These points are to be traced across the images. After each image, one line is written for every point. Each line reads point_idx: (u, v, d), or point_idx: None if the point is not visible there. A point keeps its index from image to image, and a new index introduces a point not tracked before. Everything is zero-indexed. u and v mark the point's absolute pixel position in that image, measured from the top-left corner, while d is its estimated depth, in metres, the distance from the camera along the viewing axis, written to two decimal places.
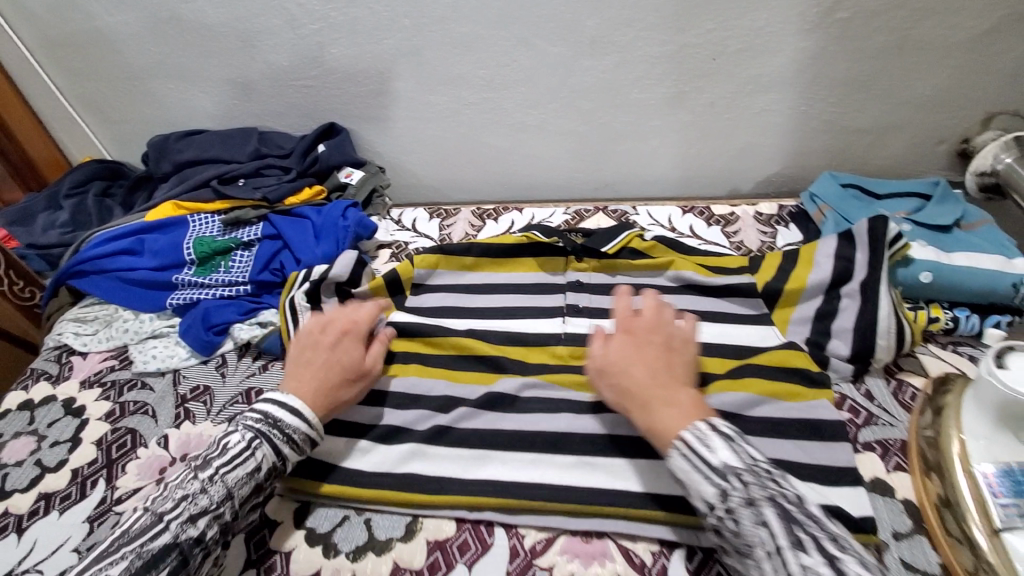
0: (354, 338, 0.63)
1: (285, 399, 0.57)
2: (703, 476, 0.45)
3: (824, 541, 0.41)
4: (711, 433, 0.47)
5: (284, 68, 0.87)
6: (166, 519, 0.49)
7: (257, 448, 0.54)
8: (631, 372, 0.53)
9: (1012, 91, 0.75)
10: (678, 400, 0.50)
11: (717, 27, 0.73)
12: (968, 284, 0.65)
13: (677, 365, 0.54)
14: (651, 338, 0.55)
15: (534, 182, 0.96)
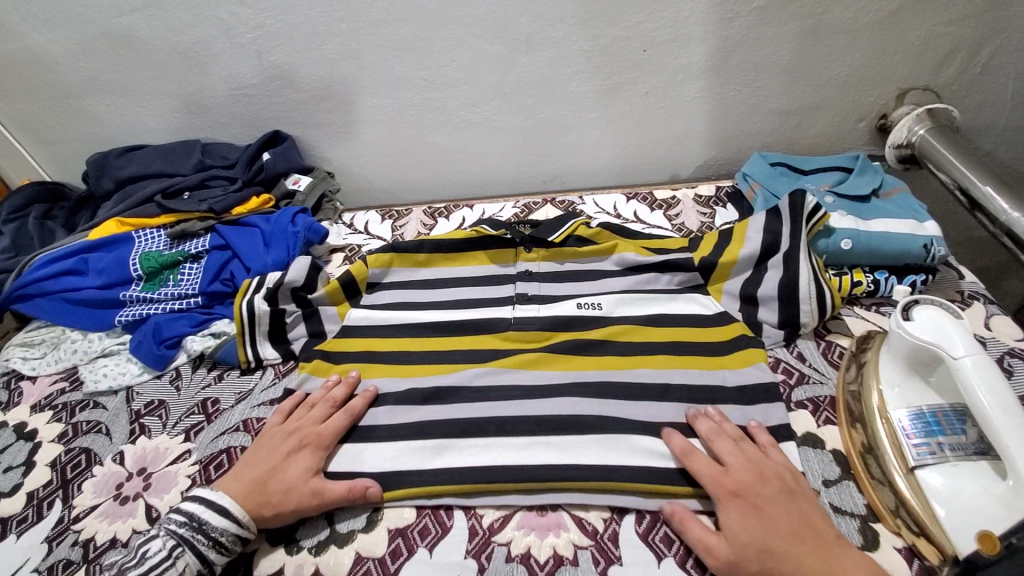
0: (313, 450, 0.58)
1: (214, 498, 0.54)
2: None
3: None
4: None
5: (223, 79, 0.87)
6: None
7: (177, 557, 0.50)
8: (767, 550, 0.46)
9: (916, 70, 0.83)
10: (845, 568, 0.44)
11: (643, 21, 0.77)
12: (884, 249, 0.66)
13: (815, 516, 0.48)
14: (755, 489, 0.50)
15: (482, 181, 0.97)
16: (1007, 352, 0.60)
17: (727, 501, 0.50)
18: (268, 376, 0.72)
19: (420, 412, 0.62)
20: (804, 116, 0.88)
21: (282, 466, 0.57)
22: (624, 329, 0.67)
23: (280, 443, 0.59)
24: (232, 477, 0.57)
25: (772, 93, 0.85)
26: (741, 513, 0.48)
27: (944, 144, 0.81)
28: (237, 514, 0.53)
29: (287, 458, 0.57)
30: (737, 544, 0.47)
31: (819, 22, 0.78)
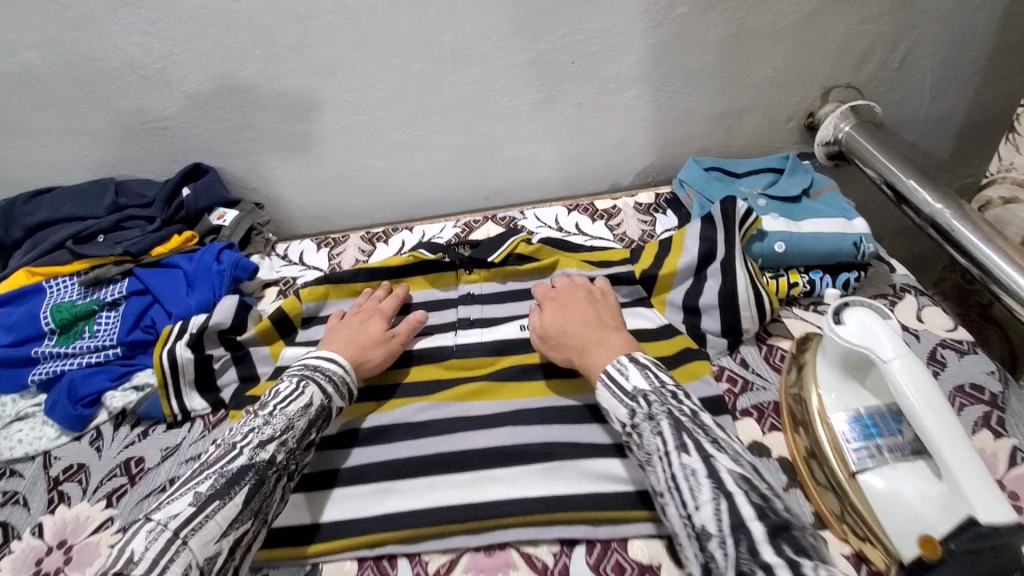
0: (380, 318, 0.67)
1: (320, 353, 0.61)
2: (619, 401, 0.51)
3: (705, 442, 0.46)
4: (628, 364, 0.52)
5: (133, 112, 0.81)
6: (239, 445, 0.51)
7: (306, 386, 0.56)
8: (558, 328, 0.60)
9: (837, 68, 0.85)
10: (607, 341, 0.57)
11: (568, 33, 0.77)
12: (818, 249, 0.66)
13: (606, 314, 0.61)
14: (570, 297, 0.64)
15: (421, 201, 0.95)
16: (939, 343, 0.61)
17: (551, 304, 0.64)
18: (196, 429, 0.67)
19: (361, 453, 0.59)
20: (735, 119, 0.89)
21: (361, 329, 0.65)
22: None
23: (353, 317, 0.67)
24: (328, 340, 0.64)
25: (703, 98, 0.86)
26: (556, 308, 0.63)
27: (869, 140, 0.83)
28: (343, 364, 0.60)
29: (364, 323, 0.66)
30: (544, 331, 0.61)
31: (740, 27, 0.79)
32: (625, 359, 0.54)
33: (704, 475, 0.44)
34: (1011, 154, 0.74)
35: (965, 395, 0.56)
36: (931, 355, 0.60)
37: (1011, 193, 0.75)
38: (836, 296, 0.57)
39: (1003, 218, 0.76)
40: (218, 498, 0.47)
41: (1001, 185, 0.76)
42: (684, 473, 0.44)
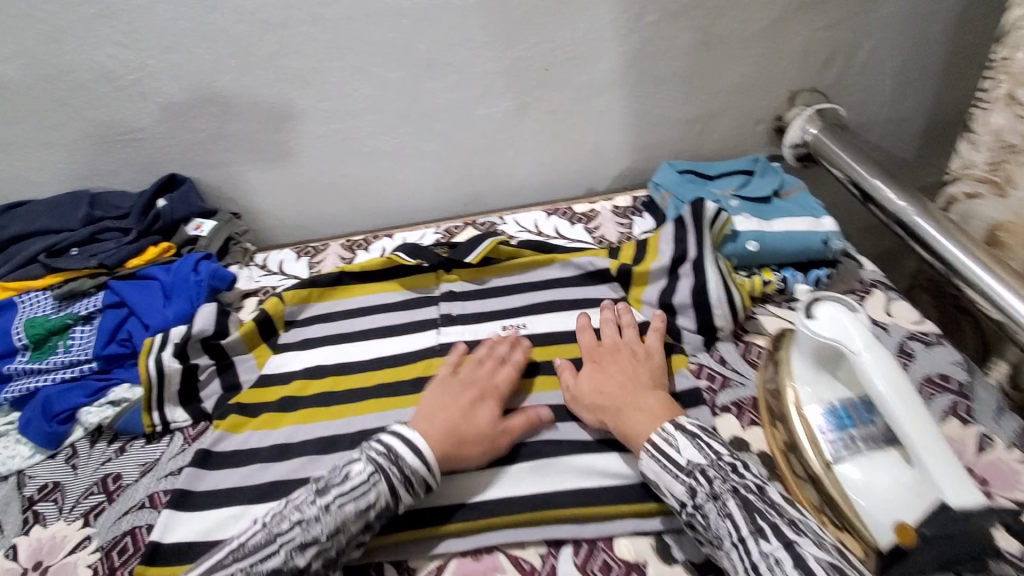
0: (494, 400, 0.58)
1: (412, 436, 0.52)
2: (673, 477, 0.49)
3: (782, 525, 0.44)
4: (676, 435, 0.50)
5: (106, 124, 0.80)
6: (279, 541, 0.46)
7: (376, 484, 0.49)
8: (595, 387, 0.58)
9: (803, 73, 0.88)
10: (643, 404, 0.54)
11: (542, 40, 0.78)
12: (787, 249, 0.69)
13: (647, 372, 0.59)
14: (606, 352, 0.62)
15: (401, 209, 0.95)
16: (907, 336, 0.63)
17: (588, 361, 0.62)
18: (175, 442, 0.65)
19: (347, 460, 0.59)
20: (708, 123, 0.91)
21: (467, 415, 0.55)
22: (552, 346, 0.68)
23: (459, 391, 0.58)
24: (423, 421, 0.54)
25: (676, 103, 0.88)
26: (592, 365, 0.61)
27: (834, 142, 0.86)
28: (430, 460, 0.51)
29: (471, 406, 0.56)
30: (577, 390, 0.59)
31: (709, 34, 0.82)
32: (667, 425, 0.52)
33: (789, 564, 0.41)
34: (970, 153, 0.76)
35: (932, 385, 0.58)
36: (899, 348, 0.62)
37: (974, 187, 0.77)
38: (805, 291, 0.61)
39: (968, 212, 0.78)
40: None
41: (964, 181, 0.77)
42: (765, 563, 0.42)
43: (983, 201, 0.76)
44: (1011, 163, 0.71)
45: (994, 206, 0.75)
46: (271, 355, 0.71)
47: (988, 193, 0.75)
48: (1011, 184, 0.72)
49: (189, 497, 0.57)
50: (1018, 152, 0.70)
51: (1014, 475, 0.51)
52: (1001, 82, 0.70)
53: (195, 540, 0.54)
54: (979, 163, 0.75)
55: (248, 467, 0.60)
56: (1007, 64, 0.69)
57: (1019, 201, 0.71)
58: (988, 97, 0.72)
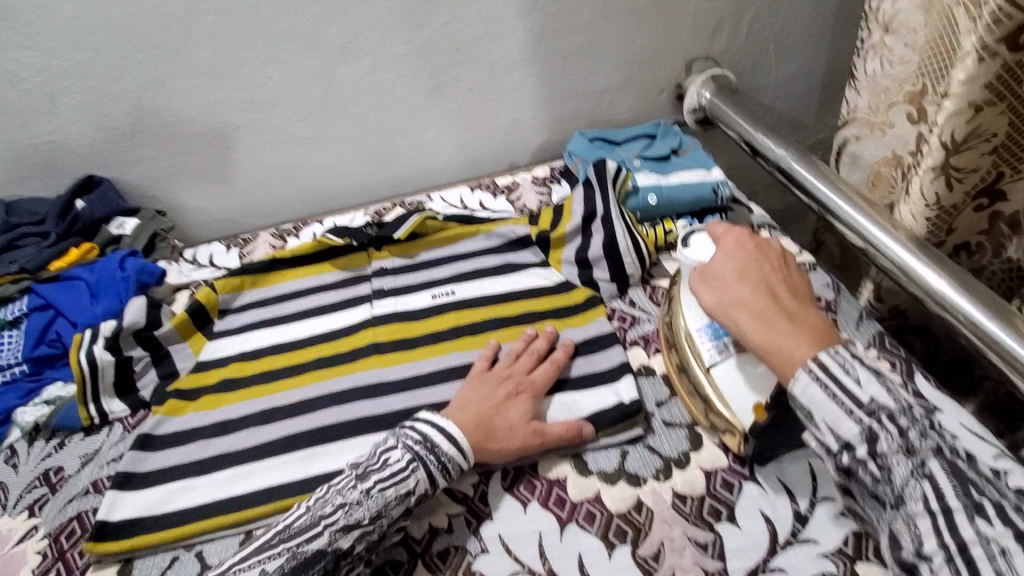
0: (530, 396, 0.58)
1: (443, 424, 0.54)
2: (844, 414, 0.45)
3: (992, 503, 0.40)
4: (857, 365, 0.46)
5: (12, 127, 0.79)
6: (324, 523, 0.48)
7: (415, 470, 0.51)
8: (735, 285, 0.54)
9: (695, 43, 0.96)
10: (799, 322, 0.50)
11: (450, 21, 0.82)
12: (683, 198, 0.77)
13: (791, 282, 0.54)
14: (740, 246, 0.56)
15: (329, 195, 0.97)
16: None
17: (730, 248, 0.57)
18: (116, 431, 0.67)
19: (289, 426, 0.62)
20: (614, 94, 0.98)
21: (501, 409, 0.56)
22: (481, 308, 0.73)
23: (497, 386, 0.58)
24: (457, 406, 0.57)
25: (583, 76, 0.94)
26: (735, 256, 0.56)
27: (726, 104, 0.95)
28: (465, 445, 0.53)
29: (506, 401, 0.57)
30: (713, 286, 0.55)
31: (605, 9, 0.88)
32: (839, 350, 0.47)
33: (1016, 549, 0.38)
34: (853, 98, 0.78)
35: None
36: None
37: (858, 130, 0.80)
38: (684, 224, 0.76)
39: (857, 153, 0.81)
40: None
41: (853, 124, 0.80)
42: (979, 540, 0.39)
43: (867, 141, 0.79)
44: (885, 105, 0.74)
45: (874, 147, 0.78)
46: (206, 342, 0.73)
47: (869, 134, 0.78)
48: (889, 124, 0.75)
49: (133, 477, 0.59)
50: (889, 93, 0.73)
51: None
52: (874, 31, 0.73)
53: (142, 514, 0.56)
54: (861, 107, 0.77)
55: (191, 443, 0.62)
56: (877, 14, 0.72)
57: (893, 138, 0.75)
58: (865, 45, 0.75)
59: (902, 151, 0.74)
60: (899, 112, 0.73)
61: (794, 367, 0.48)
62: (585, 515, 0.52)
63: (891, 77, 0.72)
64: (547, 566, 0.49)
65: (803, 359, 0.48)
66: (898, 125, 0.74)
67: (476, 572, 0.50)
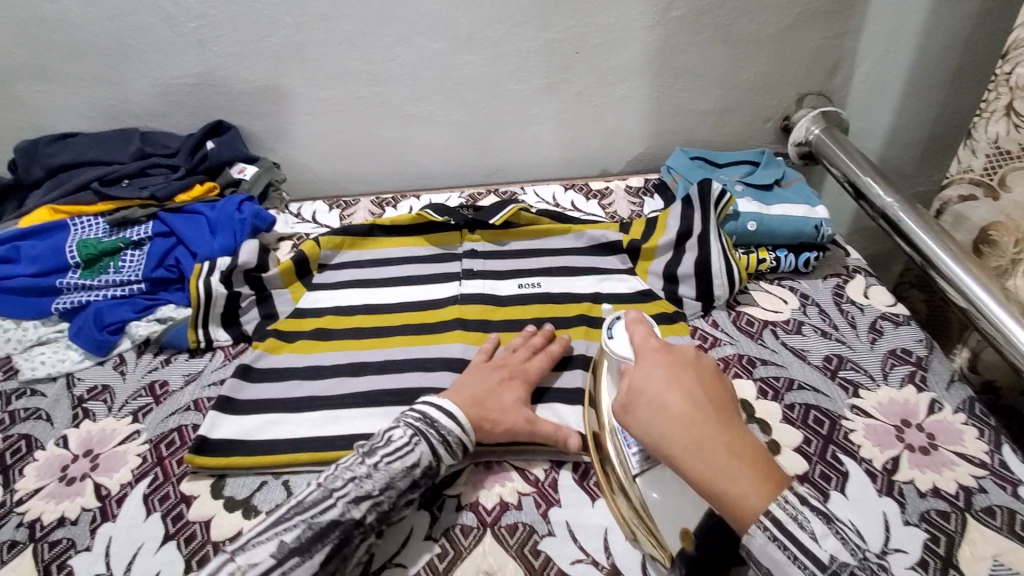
0: (520, 383, 0.61)
1: (441, 402, 0.56)
2: (808, 572, 0.39)
3: None
4: (806, 514, 0.40)
5: (162, 66, 0.86)
6: (336, 495, 0.49)
7: (416, 444, 0.52)
8: (664, 408, 0.47)
9: (812, 78, 0.95)
10: (739, 458, 0.43)
11: (576, 25, 0.85)
12: (782, 230, 0.77)
13: (721, 399, 0.48)
14: (661, 366, 0.50)
15: (427, 173, 1.01)
16: (879, 316, 0.72)
17: (655, 364, 0.50)
18: (218, 358, 0.72)
19: (375, 383, 0.66)
20: (720, 116, 0.98)
21: (496, 394, 0.59)
22: (566, 304, 0.75)
23: (492, 372, 0.61)
24: (454, 391, 0.59)
25: (693, 95, 0.95)
26: (665, 364, 0.50)
27: (834, 141, 0.92)
28: (462, 420, 0.55)
29: (501, 386, 0.60)
30: (630, 407, 0.49)
31: (729, 32, 0.88)
32: (790, 497, 0.41)
33: None
34: (968, 158, 0.76)
35: (895, 357, 0.67)
36: (871, 325, 0.71)
37: (967, 191, 0.78)
38: (770, 266, 0.77)
39: (962, 214, 0.79)
40: (297, 554, 0.46)
41: (959, 185, 0.78)
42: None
43: (978, 204, 0.77)
44: (1007, 169, 0.73)
45: (985, 210, 0.76)
46: (305, 291, 0.78)
47: (982, 197, 0.76)
48: (1005, 189, 0.74)
49: (232, 402, 0.64)
50: (1015, 158, 0.71)
51: (955, 432, 0.60)
52: (1002, 95, 0.70)
53: (238, 437, 0.61)
54: (976, 168, 0.75)
55: (286, 381, 0.67)
56: (1008, 78, 0.69)
57: (1011, 203, 0.73)
58: (988, 108, 0.72)
59: (1021, 218, 0.73)
60: (1023, 178, 0.71)
61: (745, 518, 0.41)
62: None
63: (1017, 142, 0.70)
64: (610, 559, 0.51)
65: (755, 512, 0.40)
66: (1016, 190, 0.72)
67: (542, 551, 0.52)
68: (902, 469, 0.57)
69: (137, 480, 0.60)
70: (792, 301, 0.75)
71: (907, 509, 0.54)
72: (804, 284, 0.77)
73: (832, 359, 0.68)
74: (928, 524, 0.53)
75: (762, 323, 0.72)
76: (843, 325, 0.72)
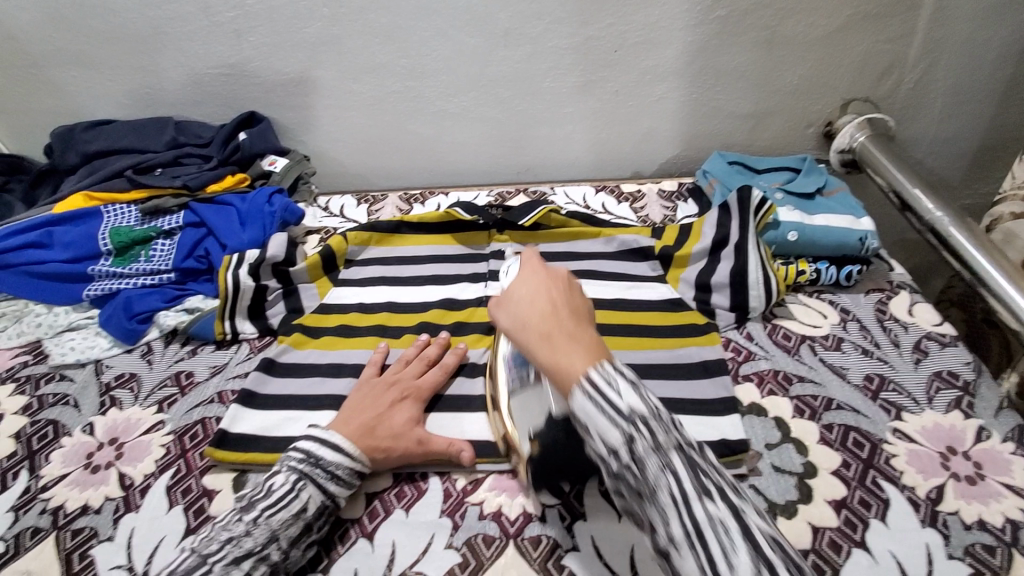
0: (414, 401, 0.60)
1: (325, 436, 0.55)
2: (610, 422, 0.38)
3: (727, 489, 0.38)
4: (619, 375, 0.39)
5: (198, 56, 0.86)
6: (211, 560, 0.47)
7: (301, 489, 0.51)
8: (528, 304, 0.45)
9: (860, 83, 0.91)
10: (576, 339, 0.41)
11: (615, 22, 0.82)
12: (825, 241, 0.74)
13: (582, 305, 0.45)
14: (538, 271, 0.47)
15: (457, 170, 1.00)
16: (924, 336, 0.69)
17: (529, 272, 0.48)
18: (243, 351, 0.72)
19: None
20: (759, 120, 0.95)
21: (385, 417, 0.58)
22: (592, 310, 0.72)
23: (382, 393, 0.60)
24: (342, 420, 0.57)
25: (732, 97, 0.92)
26: (537, 277, 0.47)
27: (880, 151, 0.88)
28: (349, 451, 0.54)
29: (390, 408, 0.58)
30: (502, 303, 0.46)
31: (775, 33, 0.85)
32: (611, 368, 0.39)
33: (737, 532, 0.36)
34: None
35: (941, 380, 0.64)
36: (916, 345, 0.68)
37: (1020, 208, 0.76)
38: (809, 277, 0.74)
39: (1011, 234, 0.76)
40: None
41: (1012, 201, 0.77)
42: (708, 524, 0.36)
43: None
44: None
45: None
46: (331, 287, 0.77)
47: None
48: None
49: (256, 396, 0.64)
50: None
51: (1004, 463, 0.56)
52: None
53: (259, 433, 0.61)
54: None
55: (310, 377, 0.66)
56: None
57: None
58: None
59: None
60: None
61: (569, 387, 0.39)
62: None
63: None
64: None
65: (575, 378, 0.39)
66: None
67: (565, 567, 0.50)
68: (947, 499, 0.54)
69: (160, 471, 0.60)
70: (832, 315, 0.72)
71: (950, 541, 0.51)
72: (844, 298, 0.74)
73: (874, 380, 0.65)
74: (972, 558, 0.50)
75: (799, 338, 0.70)
76: (886, 343, 0.68)
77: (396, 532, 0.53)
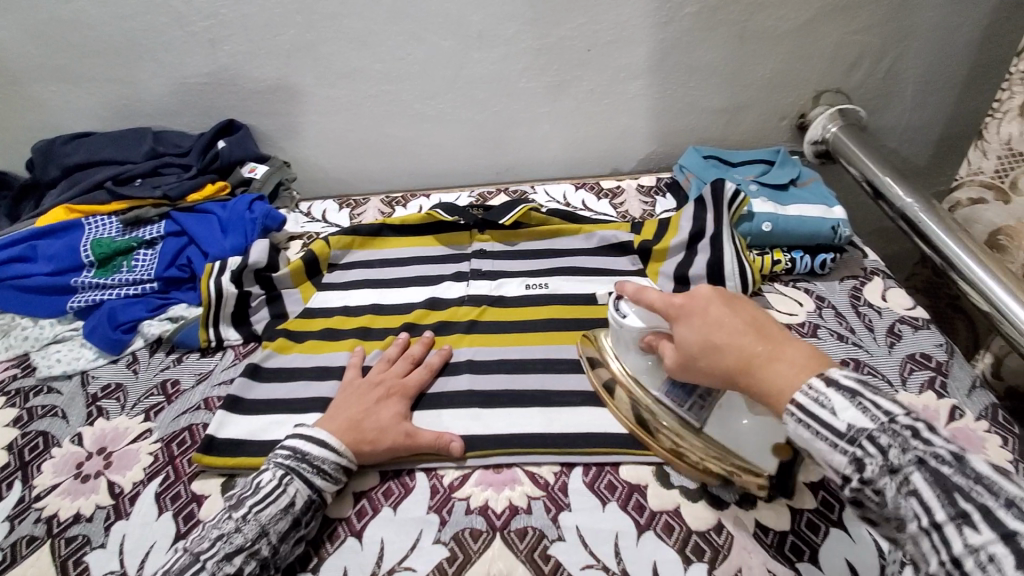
0: (400, 398, 0.61)
1: (312, 432, 0.55)
2: (832, 447, 0.38)
3: (994, 505, 0.33)
4: (830, 393, 0.38)
5: (174, 65, 0.86)
6: (203, 558, 0.47)
7: (288, 484, 0.52)
8: (712, 345, 0.44)
9: (830, 75, 0.93)
10: (782, 358, 0.41)
11: (587, 22, 0.83)
12: (799, 231, 0.75)
13: (755, 316, 0.45)
14: (694, 304, 0.47)
15: (438, 172, 1.01)
16: (898, 320, 0.71)
17: (686, 309, 0.47)
18: (228, 357, 0.73)
19: None
20: (734, 114, 0.96)
21: (372, 413, 0.58)
22: (573, 306, 0.73)
23: (368, 390, 0.61)
24: (329, 417, 0.58)
25: (705, 92, 0.93)
26: (696, 311, 0.46)
27: (852, 141, 0.90)
28: (335, 446, 0.55)
29: (377, 405, 0.59)
30: (681, 354, 0.47)
31: (745, 28, 0.86)
32: (827, 378, 0.39)
33: (1010, 563, 0.31)
34: (979, 159, 0.75)
35: (915, 362, 0.66)
36: (890, 329, 0.70)
37: (978, 194, 0.77)
38: (785, 266, 0.75)
39: (970, 219, 0.78)
40: None
41: (970, 187, 0.77)
42: (972, 556, 0.32)
43: (987, 207, 0.76)
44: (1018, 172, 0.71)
45: (996, 212, 0.75)
46: (314, 291, 0.78)
47: (992, 200, 0.75)
48: (1017, 191, 0.72)
49: (241, 402, 0.64)
50: None
51: (978, 439, 0.58)
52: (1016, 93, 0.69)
53: (245, 437, 0.61)
54: (987, 170, 0.75)
55: (294, 382, 0.67)
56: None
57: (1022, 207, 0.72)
58: (1003, 107, 0.71)
59: None
60: None
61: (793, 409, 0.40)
62: (662, 526, 0.53)
63: None
64: (621, 565, 0.50)
65: (798, 401, 0.39)
66: None
67: (552, 556, 0.51)
68: None
69: (149, 479, 0.60)
70: (808, 303, 0.73)
71: None
72: (819, 286, 0.76)
73: (849, 364, 0.66)
74: None
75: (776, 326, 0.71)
76: (860, 328, 0.70)
77: (384, 530, 0.54)
